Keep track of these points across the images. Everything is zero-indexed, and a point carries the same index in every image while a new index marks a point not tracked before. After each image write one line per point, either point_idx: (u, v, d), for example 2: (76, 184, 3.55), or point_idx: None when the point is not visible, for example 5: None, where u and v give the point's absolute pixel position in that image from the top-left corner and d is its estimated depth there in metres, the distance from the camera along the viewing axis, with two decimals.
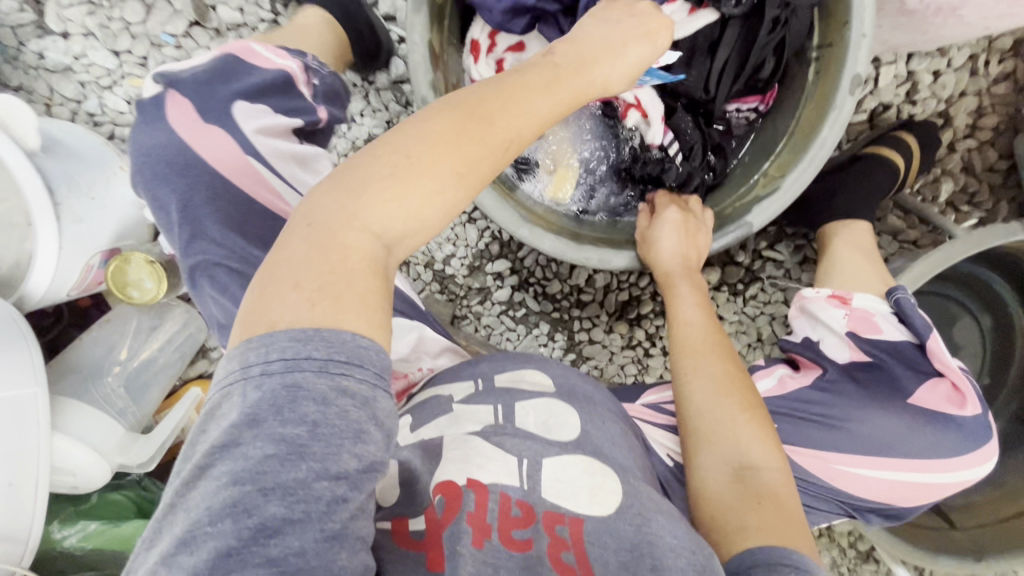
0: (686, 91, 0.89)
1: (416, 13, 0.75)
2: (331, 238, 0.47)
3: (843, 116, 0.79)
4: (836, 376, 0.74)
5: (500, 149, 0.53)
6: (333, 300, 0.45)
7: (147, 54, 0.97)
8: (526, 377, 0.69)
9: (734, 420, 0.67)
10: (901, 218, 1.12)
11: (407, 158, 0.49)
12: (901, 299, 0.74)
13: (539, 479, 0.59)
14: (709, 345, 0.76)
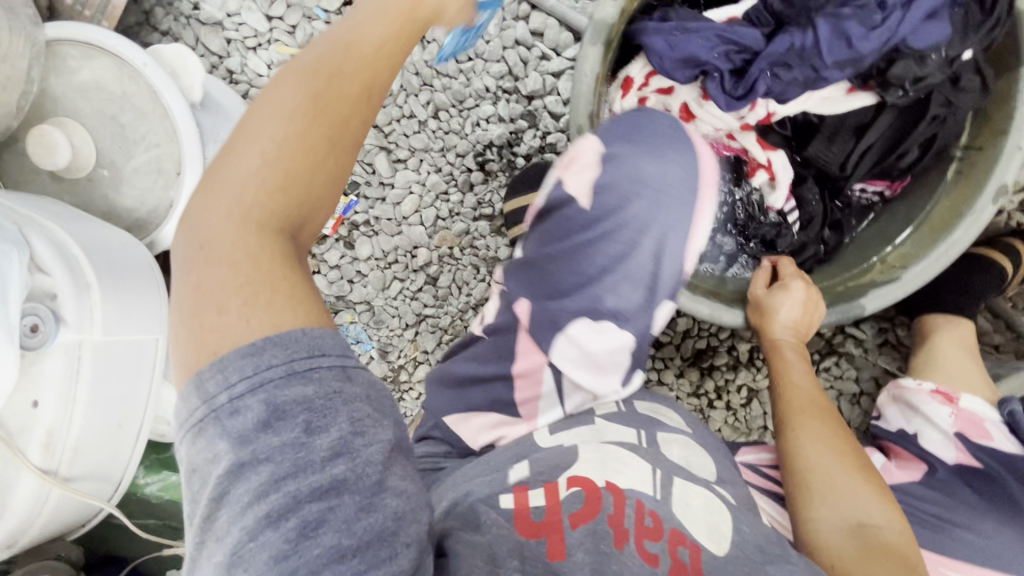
0: (821, 164, 0.90)
1: (593, 44, 0.76)
2: (238, 239, 0.41)
3: (982, 221, 0.80)
4: (949, 477, 0.73)
5: (347, 111, 0.45)
6: (224, 307, 0.40)
7: (298, 24, 1.00)
8: (664, 412, 0.69)
9: (852, 477, 0.65)
10: (990, 321, 1.12)
11: (269, 137, 0.42)
12: (1014, 412, 0.75)
13: (672, 493, 0.56)
14: (816, 403, 0.75)
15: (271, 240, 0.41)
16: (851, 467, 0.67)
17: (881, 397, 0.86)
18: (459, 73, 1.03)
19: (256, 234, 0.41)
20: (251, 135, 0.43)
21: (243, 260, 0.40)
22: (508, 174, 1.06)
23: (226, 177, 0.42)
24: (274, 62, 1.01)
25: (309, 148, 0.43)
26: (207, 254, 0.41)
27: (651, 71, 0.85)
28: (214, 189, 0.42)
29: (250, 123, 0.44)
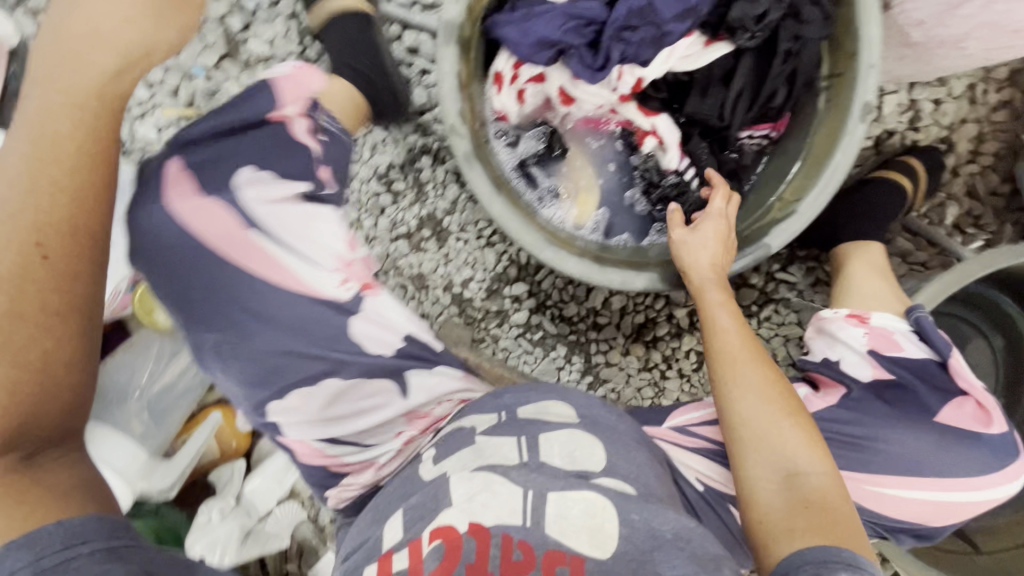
0: (702, 118, 0.91)
1: (449, 45, 0.78)
2: (26, 550, 0.47)
3: (855, 141, 0.82)
4: (862, 395, 0.75)
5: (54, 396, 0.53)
6: (11, 391, 0.50)
7: (179, 85, 1.01)
8: (550, 408, 0.68)
9: (779, 423, 0.69)
10: (910, 240, 1.14)
11: (35, 463, 0.50)
12: (921, 319, 0.76)
13: (545, 512, 0.55)
14: (745, 351, 0.75)
15: (38, 283, 0.51)
16: (780, 412, 0.70)
17: (806, 331, 0.85)
18: None
19: (65, 283, 0.52)
20: (60, 187, 0.53)
21: (70, 301, 0.53)
22: (415, 191, 1.09)
23: (76, 245, 0.53)
24: (162, 127, 1.02)
25: (86, 229, 0.54)
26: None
27: (516, 62, 0.85)
28: (65, 148, 0.54)
29: (52, 146, 0.53)
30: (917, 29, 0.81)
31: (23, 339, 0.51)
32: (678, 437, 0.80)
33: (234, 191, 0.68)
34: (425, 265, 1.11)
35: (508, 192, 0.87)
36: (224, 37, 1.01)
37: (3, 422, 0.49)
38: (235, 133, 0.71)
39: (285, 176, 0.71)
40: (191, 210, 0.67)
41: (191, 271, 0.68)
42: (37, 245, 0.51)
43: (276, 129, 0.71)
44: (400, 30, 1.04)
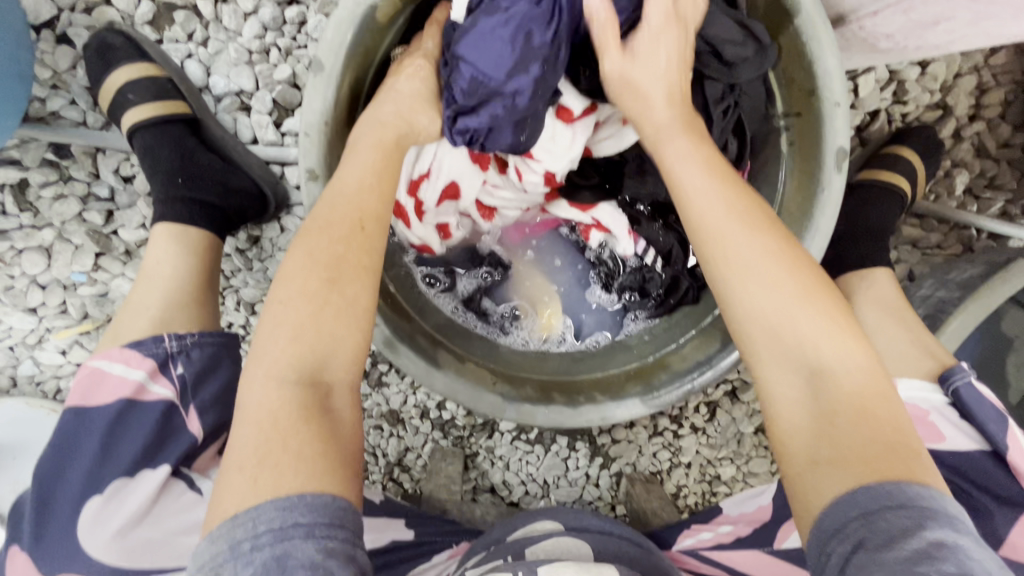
0: (649, 196, 0.75)
1: None
2: (274, 435, 0.46)
3: (835, 196, 0.67)
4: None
5: (343, 319, 0.52)
6: (272, 484, 0.44)
7: (64, 300, 0.89)
8: (535, 529, 0.78)
9: (794, 311, 0.50)
10: (917, 224, 1.00)
11: (275, 440, 0.46)
12: (958, 389, 0.71)
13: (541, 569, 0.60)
14: (735, 211, 0.54)
15: (330, 327, 0.51)
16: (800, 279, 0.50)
17: None
18: (250, 261, 0.92)
19: (339, 313, 0.51)
20: (327, 278, 0.51)
21: (342, 335, 0.51)
22: None
23: (308, 312, 0.50)
24: (67, 348, 0.92)
25: (335, 271, 0.52)
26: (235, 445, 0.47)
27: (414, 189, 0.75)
28: (315, 247, 0.53)
29: (334, 219, 0.54)
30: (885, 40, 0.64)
31: (264, 406, 0.48)
32: None
33: (72, 550, 0.58)
34: (394, 400, 1.02)
35: (442, 350, 0.76)
36: (90, 235, 0.87)
37: (288, 463, 0.45)
38: (72, 454, 0.61)
39: (134, 475, 0.60)
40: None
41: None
42: (307, 378, 0.49)
43: (112, 424, 0.61)
44: (281, 169, 0.87)
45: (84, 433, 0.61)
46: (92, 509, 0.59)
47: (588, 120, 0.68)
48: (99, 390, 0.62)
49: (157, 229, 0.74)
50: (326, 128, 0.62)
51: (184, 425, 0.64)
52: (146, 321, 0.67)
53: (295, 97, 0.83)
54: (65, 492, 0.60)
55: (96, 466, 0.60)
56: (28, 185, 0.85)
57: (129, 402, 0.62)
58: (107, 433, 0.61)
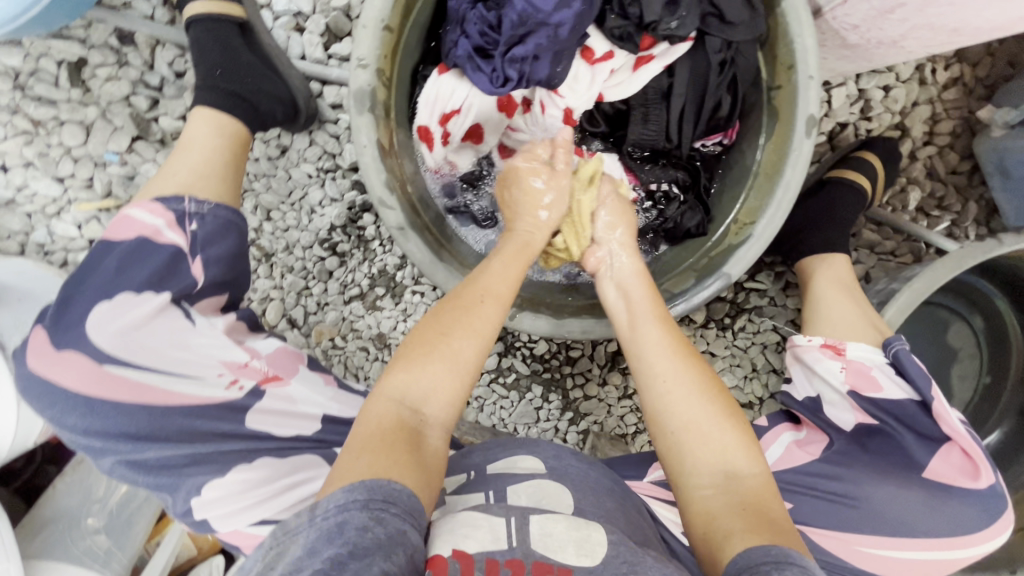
0: (650, 143, 0.85)
1: (361, 114, 0.72)
2: (373, 433, 0.58)
3: (803, 158, 0.78)
4: (846, 446, 0.73)
5: (453, 350, 0.64)
6: (351, 469, 0.54)
7: (92, 175, 0.95)
8: (518, 462, 0.67)
9: (705, 418, 0.63)
10: (875, 230, 1.12)
11: (352, 449, 0.56)
12: (897, 351, 0.72)
13: (528, 532, 0.56)
14: (675, 354, 0.67)
15: (451, 370, 0.63)
16: (713, 418, 0.62)
17: (786, 358, 0.86)
18: (275, 168, 1.00)
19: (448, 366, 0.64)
20: (442, 334, 0.65)
21: (444, 388, 0.63)
22: (362, 250, 1.03)
23: (421, 360, 0.63)
24: (82, 222, 0.96)
25: (461, 316, 0.66)
26: (350, 441, 0.58)
27: (443, 118, 0.82)
28: (448, 329, 0.65)
29: (471, 304, 0.67)
30: (853, 32, 0.77)
31: (380, 422, 0.59)
32: (658, 490, 0.77)
33: (80, 337, 0.60)
34: (384, 324, 1.04)
35: (447, 251, 0.82)
36: (132, 118, 0.94)
37: (387, 460, 0.55)
38: (88, 266, 0.64)
39: (140, 292, 0.62)
40: (50, 367, 0.60)
41: (60, 418, 0.60)
42: (408, 408, 0.61)
43: (126, 246, 0.63)
44: (320, 86, 0.96)
45: (109, 251, 0.63)
46: (98, 314, 0.61)
47: (607, 66, 0.77)
48: (124, 226, 0.65)
49: (197, 112, 0.78)
50: (381, 25, 0.71)
51: (188, 267, 0.65)
52: (174, 184, 0.69)
53: (347, 26, 0.94)
54: (80, 292, 0.62)
55: (105, 279, 0.62)
56: (85, 64, 0.93)
57: (147, 238, 0.64)
58: (122, 256, 0.63)
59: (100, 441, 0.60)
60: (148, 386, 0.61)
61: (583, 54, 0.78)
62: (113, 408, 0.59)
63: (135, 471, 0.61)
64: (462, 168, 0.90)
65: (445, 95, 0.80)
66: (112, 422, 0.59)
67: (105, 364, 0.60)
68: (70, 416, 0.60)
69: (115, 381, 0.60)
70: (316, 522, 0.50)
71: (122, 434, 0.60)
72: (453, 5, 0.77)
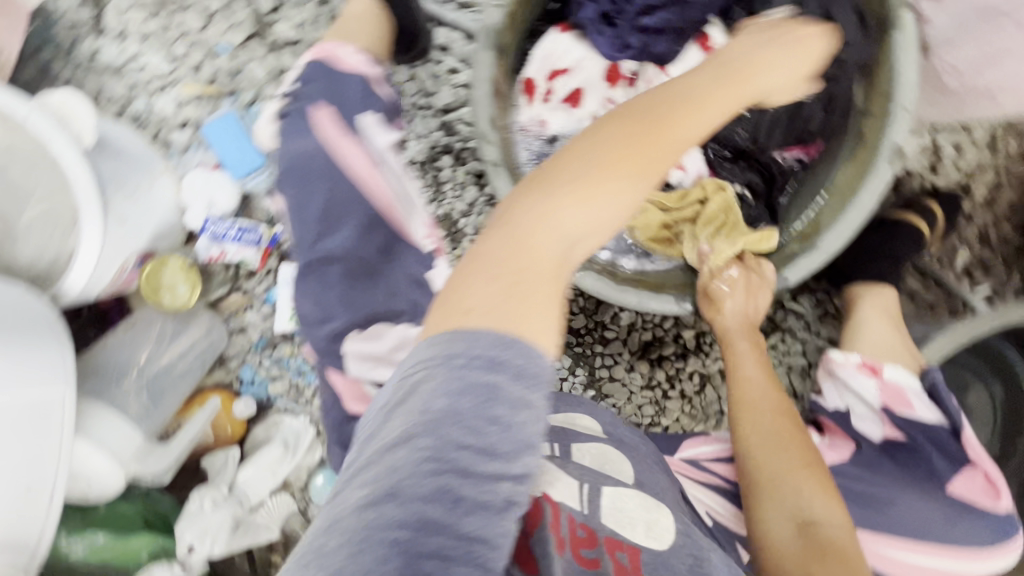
0: (735, 141, 0.91)
1: (484, 49, 0.77)
2: (514, 262, 0.44)
3: (881, 184, 0.81)
4: (874, 454, 0.74)
5: (626, 182, 0.48)
6: (510, 299, 0.43)
7: (203, 61, 0.99)
8: (577, 420, 0.71)
9: (793, 467, 0.67)
10: (919, 280, 1.14)
11: (498, 266, 0.44)
12: (934, 381, 0.76)
13: (600, 504, 0.57)
14: (767, 400, 0.75)
15: (624, 186, 0.48)
16: (796, 466, 0.67)
17: (818, 373, 0.88)
18: None
19: (569, 193, 0.46)
20: (603, 168, 0.47)
21: (574, 240, 0.47)
22: (432, 190, 1.06)
23: (583, 177, 0.47)
24: (181, 103, 1.00)
25: (635, 156, 0.49)
26: (476, 262, 0.45)
27: (550, 75, 0.87)
28: (588, 144, 0.49)
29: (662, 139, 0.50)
30: (953, 76, 0.82)
31: (500, 283, 0.44)
32: (687, 468, 0.79)
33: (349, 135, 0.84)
34: None
35: None
36: (253, 18, 0.99)
37: (513, 308, 0.42)
38: (336, 96, 0.85)
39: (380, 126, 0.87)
40: (338, 145, 0.83)
41: (305, 206, 0.83)
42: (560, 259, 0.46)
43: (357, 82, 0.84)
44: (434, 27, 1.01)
45: (354, 92, 0.85)
46: (350, 138, 0.84)
47: None
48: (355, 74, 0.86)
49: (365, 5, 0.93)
50: None
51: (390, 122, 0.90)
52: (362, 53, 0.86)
53: None
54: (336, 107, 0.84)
55: (358, 106, 0.85)
56: None
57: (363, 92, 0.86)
58: (363, 94, 0.85)
59: (316, 231, 0.83)
60: (366, 168, 0.84)
61: (699, 41, 0.82)
62: (334, 198, 0.83)
63: (331, 261, 0.82)
64: (551, 128, 0.92)
65: (559, 53, 0.86)
66: (340, 208, 0.83)
67: (360, 172, 0.84)
68: (311, 202, 0.83)
69: (354, 152, 0.83)
70: (455, 370, 0.39)
71: (352, 222, 0.83)
72: None
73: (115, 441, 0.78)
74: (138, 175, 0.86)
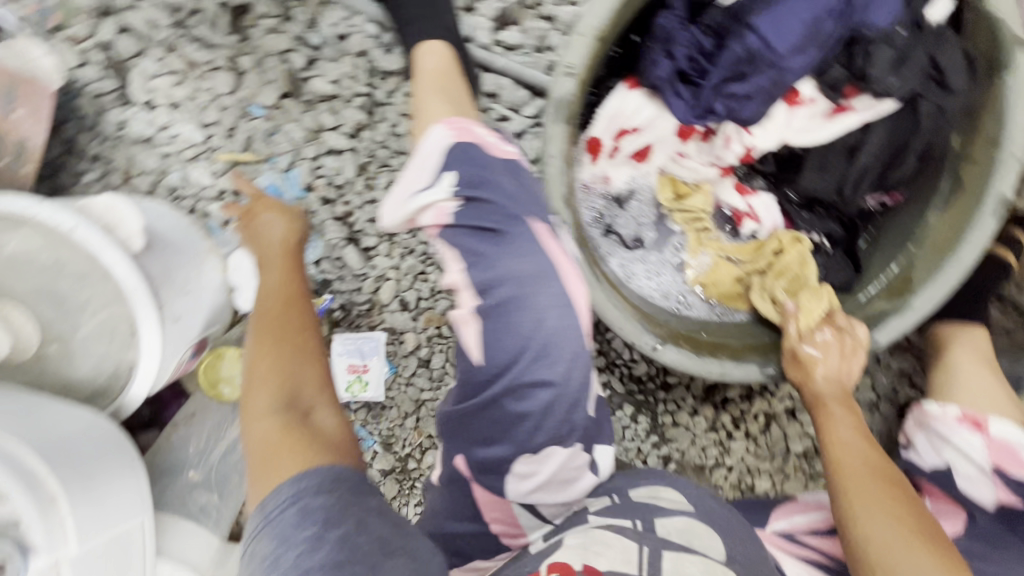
0: (818, 193, 0.83)
1: (557, 122, 0.70)
2: (263, 459, 0.51)
3: (984, 237, 0.75)
4: (988, 528, 0.71)
5: (287, 338, 0.62)
6: (271, 473, 0.49)
7: (237, 126, 0.92)
8: (662, 493, 0.65)
9: (912, 548, 0.59)
10: (996, 307, 1.10)
11: (266, 446, 0.52)
12: None
13: (659, 566, 0.54)
14: (870, 472, 0.69)
15: (291, 359, 0.60)
16: (904, 534, 0.61)
17: (906, 425, 0.84)
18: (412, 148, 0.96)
19: (268, 410, 0.55)
20: (284, 377, 0.58)
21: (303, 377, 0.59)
22: None
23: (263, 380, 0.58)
24: (218, 172, 0.94)
25: (275, 327, 0.63)
26: (259, 455, 0.52)
27: (618, 134, 0.81)
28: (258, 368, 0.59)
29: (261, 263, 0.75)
30: None
31: (266, 433, 0.53)
32: (783, 542, 0.75)
33: (535, 246, 0.57)
34: None
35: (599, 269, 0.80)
36: (286, 75, 0.91)
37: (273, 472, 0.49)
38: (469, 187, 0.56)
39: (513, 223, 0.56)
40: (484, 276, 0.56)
41: (522, 330, 0.56)
42: (284, 412, 0.55)
43: (494, 165, 0.57)
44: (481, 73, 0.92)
45: (500, 175, 0.57)
46: (487, 248, 0.56)
47: (804, 112, 0.76)
48: (472, 140, 0.58)
49: (428, 47, 0.75)
50: (597, 34, 0.69)
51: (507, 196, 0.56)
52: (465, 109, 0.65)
53: (518, 15, 0.91)
54: (486, 209, 0.56)
55: (468, 208, 0.56)
56: (247, 12, 0.90)
57: (512, 174, 0.58)
58: (475, 180, 0.56)
59: (544, 359, 0.56)
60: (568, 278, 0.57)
61: (786, 96, 0.75)
62: (569, 315, 0.57)
63: (535, 387, 0.57)
64: (615, 185, 0.88)
65: (628, 112, 0.78)
66: (574, 334, 0.57)
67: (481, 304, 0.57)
68: (505, 341, 0.57)
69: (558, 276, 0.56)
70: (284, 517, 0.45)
71: (512, 362, 0.57)
72: (662, 22, 0.74)
73: (194, 551, 0.79)
74: (185, 263, 0.81)
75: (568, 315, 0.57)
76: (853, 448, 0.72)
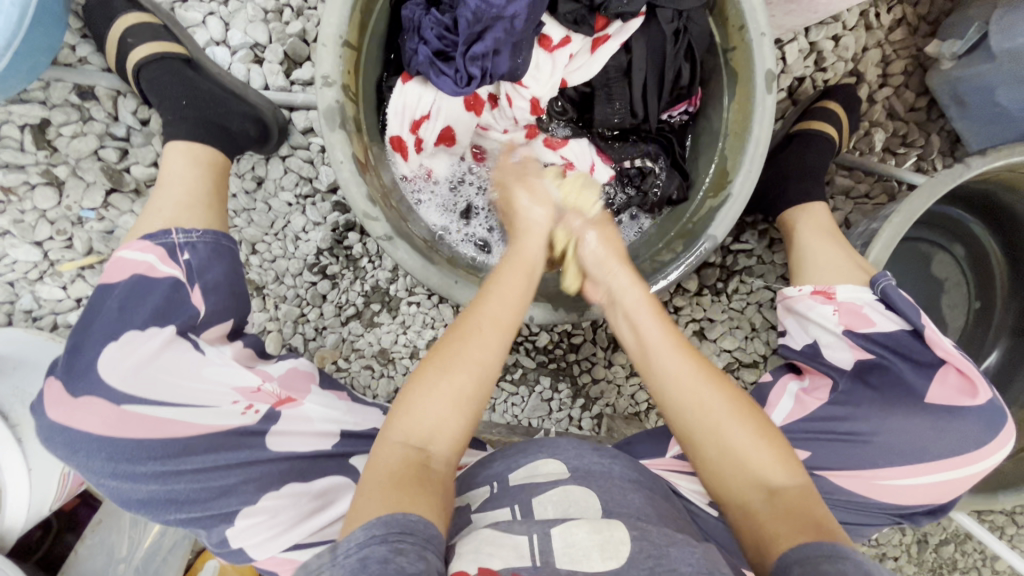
0: (619, 122, 0.89)
1: (333, 131, 0.72)
2: None
3: (768, 112, 0.76)
4: (851, 385, 0.73)
5: None
6: None
7: (70, 234, 0.94)
8: (539, 468, 0.66)
9: (756, 446, 0.64)
10: (848, 176, 1.14)
11: None
12: (884, 288, 0.72)
13: (551, 549, 0.54)
14: (700, 373, 0.68)
15: None
16: (748, 434, 0.64)
17: (778, 313, 0.85)
18: (254, 201, 1.01)
19: None
20: None
21: None
22: (352, 269, 1.02)
23: None
24: (68, 283, 0.96)
25: None
26: None
27: (413, 126, 0.83)
28: None
29: (452, 359, 0.63)
30: None
31: (389, 465, 0.58)
32: (682, 464, 0.78)
33: (92, 383, 0.59)
34: (384, 339, 1.03)
35: (438, 254, 0.82)
36: (103, 171, 0.93)
37: (390, 496, 0.54)
38: (87, 319, 0.62)
39: (144, 330, 0.60)
40: (68, 414, 0.59)
41: (85, 463, 0.59)
42: (413, 446, 0.59)
43: (115, 289, 0.62)
44: (289, 113, 0.96)
45: (108, 304, 0.61)
46: (87, 387, 0.59)
47: (566, 51, 0.80)
48: (119, 269, 0.63)
49: (175, 148, 0.78)
50: (341, 41, 0.72)
51: (126, 319, 0.61)
52: (160, 221, 0.67)
53: (305, 51, 0.95)
54: (87, 336, 0.61)
55: (83, 349, 0.60)
56: (48, 125, 0.92)
57: (120, 298, 0.61)
58: (122, 298, 0.61)
59: (129, 480, 0.59)
60: (186, 380, 0.61)
61: (542, 43, 0.80)
62: (141, 448, 0.59)
63: (203, 472, 0.60)
64: (439, 176, 0.91)
65: (412, 104, 0.81)
66: (144, 459, 0.59)
67: (108, 432, 0.58)
68: (138, 454, 0.59)
69: (138, 421, 0.59)
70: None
71: (148, 488, 0.59)
72: (407, 15, 0.79)
73: None
74: (37, 376, 0.84)
75: (130, 452, 0.59)
76: (668, 350, 0.70)
